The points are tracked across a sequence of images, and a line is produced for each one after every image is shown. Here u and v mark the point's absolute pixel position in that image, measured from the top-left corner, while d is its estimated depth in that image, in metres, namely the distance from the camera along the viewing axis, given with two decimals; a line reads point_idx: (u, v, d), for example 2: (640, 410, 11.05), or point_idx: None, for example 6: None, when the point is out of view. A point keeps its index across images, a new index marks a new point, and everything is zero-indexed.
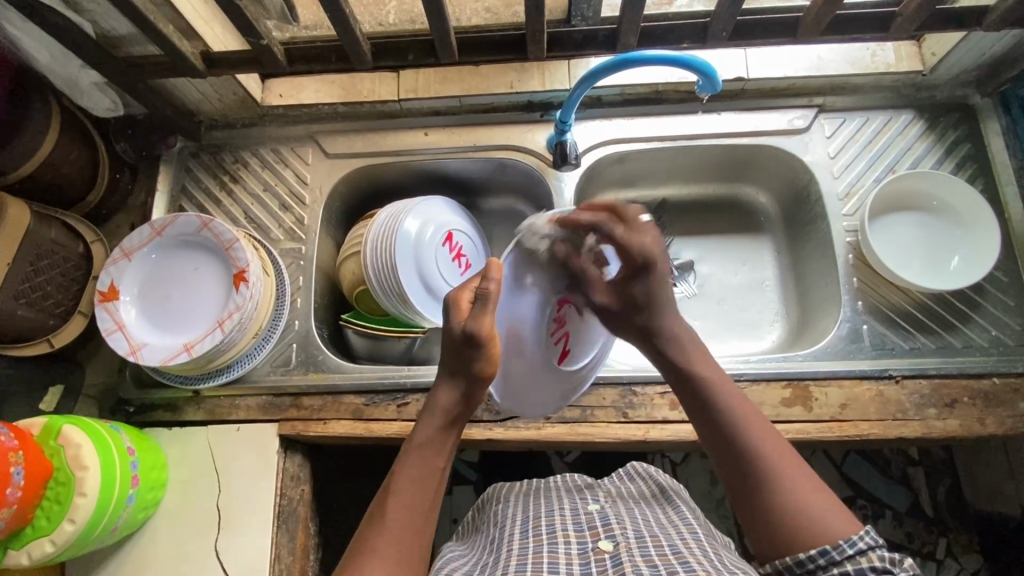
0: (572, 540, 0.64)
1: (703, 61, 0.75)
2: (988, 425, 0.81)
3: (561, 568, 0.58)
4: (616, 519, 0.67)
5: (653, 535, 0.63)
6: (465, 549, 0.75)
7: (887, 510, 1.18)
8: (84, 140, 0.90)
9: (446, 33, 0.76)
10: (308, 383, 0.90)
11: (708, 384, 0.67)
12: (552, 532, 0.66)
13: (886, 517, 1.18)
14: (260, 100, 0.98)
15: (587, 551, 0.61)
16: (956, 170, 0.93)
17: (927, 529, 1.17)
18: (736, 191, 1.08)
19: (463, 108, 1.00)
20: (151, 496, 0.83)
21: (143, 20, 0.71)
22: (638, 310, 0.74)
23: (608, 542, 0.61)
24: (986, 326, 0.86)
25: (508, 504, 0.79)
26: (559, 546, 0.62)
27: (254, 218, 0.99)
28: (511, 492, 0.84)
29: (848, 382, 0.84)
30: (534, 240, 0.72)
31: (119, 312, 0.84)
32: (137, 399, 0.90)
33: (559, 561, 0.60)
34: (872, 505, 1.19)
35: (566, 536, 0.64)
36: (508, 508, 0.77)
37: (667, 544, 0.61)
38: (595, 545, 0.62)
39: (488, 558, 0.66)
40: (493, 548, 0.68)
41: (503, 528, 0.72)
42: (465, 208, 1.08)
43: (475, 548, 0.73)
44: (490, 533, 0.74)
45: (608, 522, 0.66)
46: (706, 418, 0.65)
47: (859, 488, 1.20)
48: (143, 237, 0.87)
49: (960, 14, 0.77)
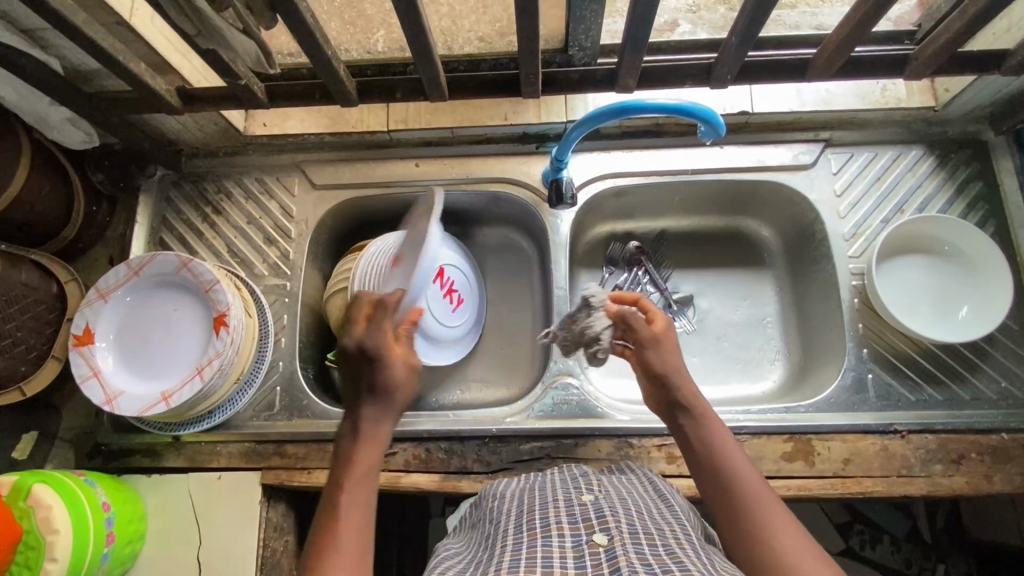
0: (566, 533, 0.55)
1: (703, 107, 0.71)
2: (995, 483, 0.79)
3: (555, 564, 0.50)
4: (611, 510, 0.58)
5: (648, 531, 0.55)
6: (461, 545, 0.66)
7: (885, 535, 1.14)
8: (57, 174, 0.86)
9: (435, 73, 0.72)
10: (292, 430, 0.86)
11: (719, 440, 0.64)
12: (546, 525, 0.57)
13: (884, 542, 1.13)
14: (242, 130, 0.94)
15: (580, 544, 0.53)
16: (968, 211, 0.89)
17: (926, 556, 1.12)
18: (736, 224, 1.04)
19: (456, 138, 0.96)
20: (128, 550, 0.80)
21: (112, 61, 0.66)
22: (675, 365, 0.70)
23: (602, 536, 0.53)
24: (995, 377, 0.83)
25: (504, 498, 0.69)
26: (553, 539, 0.54)
27: (237, 252, 0.95)
28: (506, 483, 0.73)
29: (852, 436, 0.81)
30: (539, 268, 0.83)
31: (95, 358, 0.80)
32: (115, 444, 0.87)
33: (553, 556, 0.51)
34: (870, 529, 1.14)
35: (560, 528, 0.56)
36: (503, 503, 0.67)
37: (663, 541, 0.53)
38: (589, 538, 0.54)
39: (483, 556, 0.57)
40: (489, 544, 0.59)
41: (499, 522, 0.63)
42: (457, 238, 1.04)
43: (472, 544, 0.64)
44: (485, 530, 0.65)
45: (603, 514, 0.57)
46: (715, 468, 0.62)
47: (857, 513, 1.16)
48: (120, 277, 0.84)
49: (978, 57, 0.73)
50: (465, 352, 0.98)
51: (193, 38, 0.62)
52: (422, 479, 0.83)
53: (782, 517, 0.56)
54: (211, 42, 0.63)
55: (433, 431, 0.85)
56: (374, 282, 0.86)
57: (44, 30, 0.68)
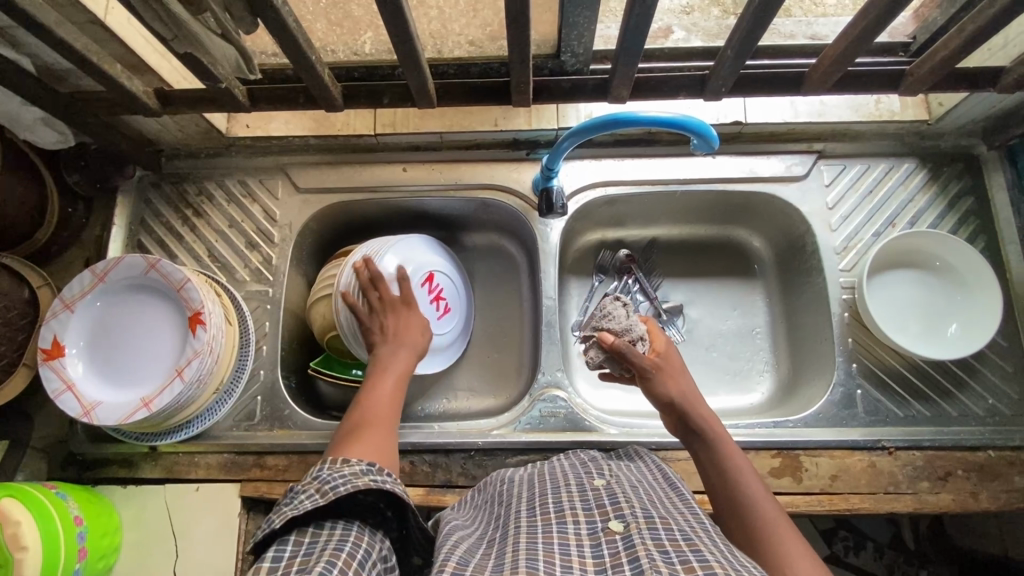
0: (581, 519, 0.53)
1: (697, 122, 0.70)
2: (981, 500, 0.79)
3: (572, 551, 0.48)
4: (625, 496, 0.56)
5: (663, 516, 0.53)
6: (467, 521, 0.63)
7: (869, 541, 1.09)
8: (30, 175, 0.83)
9: (423, 81, 0.71)
10: (273, 441, 0.85)
11: (733, 464, 0.63)
12: (560, 510, 0.55)
13: (868, 549, 1.08)
14: (224, 132, 0.91)
15: (596, 532, 0.50)
16: (958, 226, 0.89)
17: (909, 563, 1.07)
18: (729, 233, 1.03)
19: (444, 143, 0.94)
20: (102, 564, 0.77)
21: (84, 62, 0.64)
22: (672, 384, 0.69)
23: (618, 522, 0.51)
24: (983, 394, 0.83)
25: (515, 480, 0.67)
26: (568, 525, 0.52)
27: (218, 257, 0.93)
28: (514, 471, 0.71)
29: (840, 452, 0.81)
30: (547, 256, 0.92)
31: (66, 370, 0.77)
32: (90, 454, 0.85)
33: (569, 542, 0.50)
34: (854, 536, 1.09)
35: (574, 515, 0.54)
36: (515, 485, 0.65)
37: (678, 528, 0.51)
38: (604, 526, 0.51)
39: (497, 534, 0.55)
40: (501, 523, 0.57)
41: (510, 504, 0.61)
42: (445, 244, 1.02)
43: (480, 520, 0.62)
44: (494, 510, 0.63)
45: (617, 501, 0.55)
46: (726, 492, 0.61)
47: (842, 519, 1.10)
48: (85, 284, 0.80)
49: (972, 74, 0.73)
50: (452, 360, 0.96)
51: (169, 42, 0.60)
52: (406, 492, 0.82)
53: (802, 552, 0.53)
54: (188, 46, 0.60)
55: (417, 443, 0.83)
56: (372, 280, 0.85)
57: (13, 28, 0.65)
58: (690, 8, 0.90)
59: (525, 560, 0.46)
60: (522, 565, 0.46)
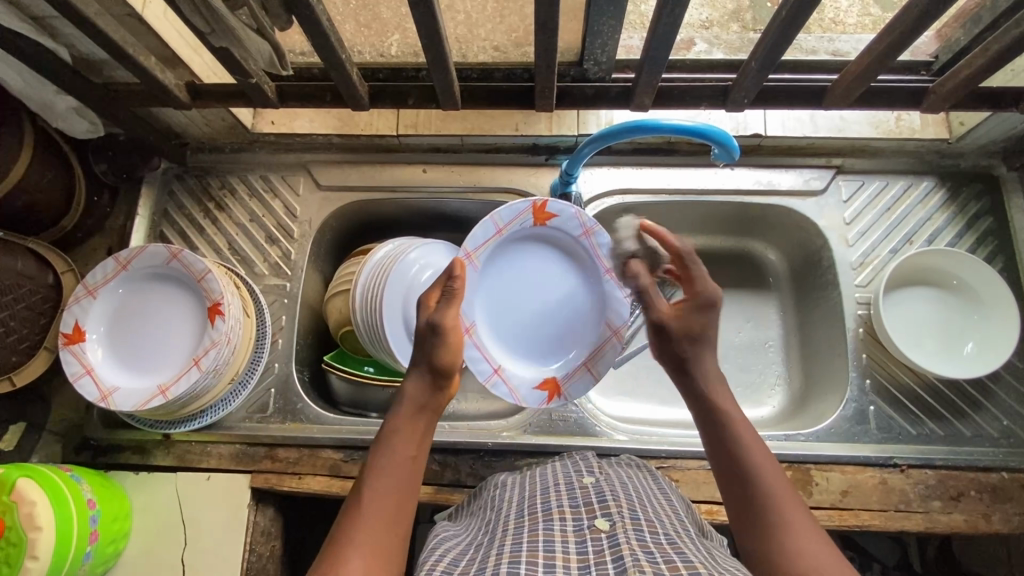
0: (568, 517, 0.53)
1: (719, 131, 0.71)
2: (994, 522, 0.78)
3: (556, 549, 0.48)
4: (613, 495, 0.56)
5: (649, 518, 0.53)
6: (458, 530, 0.63)
7: (876, 563, 1.07)
8: (60, 162, 0.85)
9: (448, 82, 0.72)
10: (285, 434, 0.85)
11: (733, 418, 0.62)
12: (547, 509, 0.56)
13: (874, 572, 1.07)
14: (250, 127, 0.93)
15: (582, 529, 0.51)
16: (976, 246, 0.89)
17: None
18: (745, 246, 1.03)
19: (465, 146, 0.95)
20: (111, 549, 0.78)
21: (120, 53, 0.65)
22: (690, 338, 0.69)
23: (604, 521, 0.51)
24: (997, 416, 0.83)
25: (506, 483, 0.68)
26: (554, 523, 0.53)
27: (238, 250, 0.94)
28: (507, 475, 0.71)
29: (851, 467, 0.81)
30: None
31: (86, 355, 0.79)
32: (104, 440, 0.86)
33: (555, 540, 0.50)
34: (861, 557, 1.07)
35: (562, 513, 0.54)
36: (505, 489, 0.66)
37: (664, 531, 0.52)
38: (590, 523, 0.52)
39: (485, 539, 0.56)
40: (490, 527, 0.58)
41: (501, 508, 0.61)
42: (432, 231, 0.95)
43: (471, 527, 0.62)
44: (487, 516, 0.63)
45: (605, 499, 0.55)
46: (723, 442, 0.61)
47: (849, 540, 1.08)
48: (107, 271, 0.82)
49: (995, 94, 0.73)
50: None
51: (207, 36, 0.61)
52: None
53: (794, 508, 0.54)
54: (224, 40, 0.62)
55: None
56: (606, 360, 0.85)
57: (53, 17, 0.67)
58: (709, 23, 0.90)
59: (507, 566, 0.46)
60: (503, 569, 0.46)
